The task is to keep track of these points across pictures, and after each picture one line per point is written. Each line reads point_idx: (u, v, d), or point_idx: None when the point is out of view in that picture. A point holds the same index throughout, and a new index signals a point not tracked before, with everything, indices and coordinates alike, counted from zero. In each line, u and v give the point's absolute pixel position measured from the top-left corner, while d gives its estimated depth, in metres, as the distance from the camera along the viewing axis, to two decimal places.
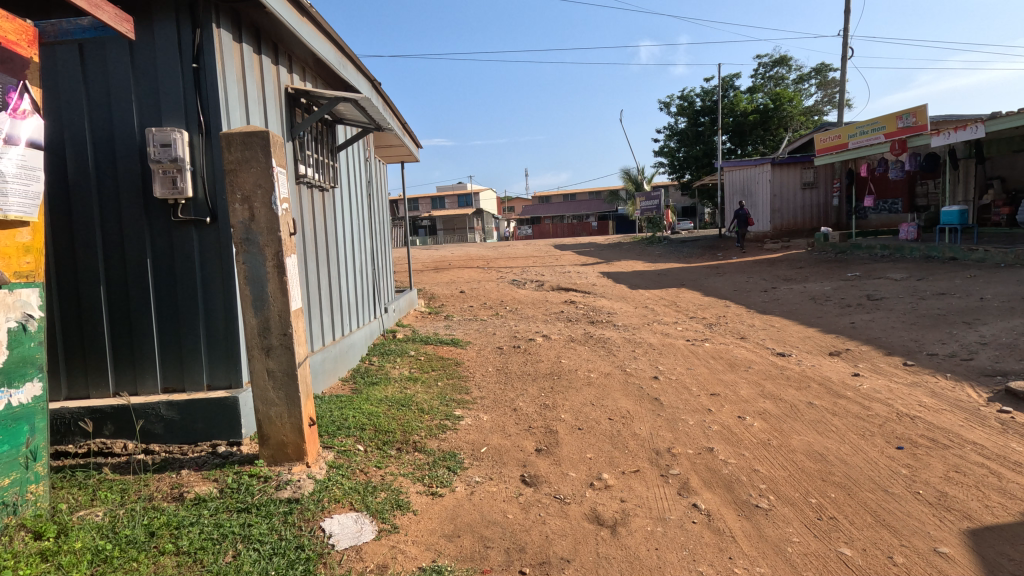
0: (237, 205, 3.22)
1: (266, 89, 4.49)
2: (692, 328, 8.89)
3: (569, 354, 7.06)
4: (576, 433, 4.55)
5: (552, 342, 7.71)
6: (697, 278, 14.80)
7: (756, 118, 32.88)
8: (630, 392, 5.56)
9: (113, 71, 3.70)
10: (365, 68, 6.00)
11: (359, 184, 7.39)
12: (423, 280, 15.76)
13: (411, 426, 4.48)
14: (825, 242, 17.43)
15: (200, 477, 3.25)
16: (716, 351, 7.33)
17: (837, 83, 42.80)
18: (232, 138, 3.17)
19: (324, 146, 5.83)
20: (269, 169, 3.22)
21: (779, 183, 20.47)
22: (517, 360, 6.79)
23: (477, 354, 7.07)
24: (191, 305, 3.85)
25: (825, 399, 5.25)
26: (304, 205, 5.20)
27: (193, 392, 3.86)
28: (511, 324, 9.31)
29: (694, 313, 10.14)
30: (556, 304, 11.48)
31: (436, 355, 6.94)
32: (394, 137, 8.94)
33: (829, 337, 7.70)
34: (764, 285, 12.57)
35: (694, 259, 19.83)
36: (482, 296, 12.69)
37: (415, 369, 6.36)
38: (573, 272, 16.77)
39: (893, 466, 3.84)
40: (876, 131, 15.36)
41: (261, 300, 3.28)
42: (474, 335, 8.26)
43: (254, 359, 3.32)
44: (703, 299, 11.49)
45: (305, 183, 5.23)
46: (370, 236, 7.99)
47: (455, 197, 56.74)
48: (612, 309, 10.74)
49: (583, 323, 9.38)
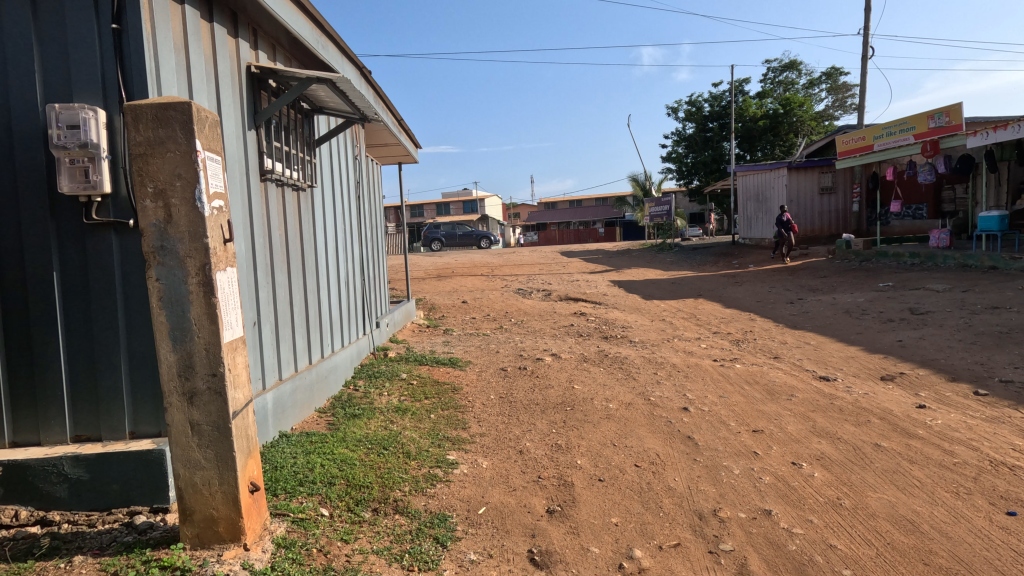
0: (147, 202, 2.39)
1: (218, 65, 3.70)
2: (717, 345, 8.01)
3: (583, 378, 6.18)
4: (596, 488, 3.69)
5: (563, 362, 6.84)
6: (715, 288, 13.89)
7: (766, 124, 32.02)
8: (657, 429, 4.69)
9: (11, 34, 2.91)
10: (348, 49, 5.22)
11: (348, 185, 6.61)
12: (423, 289, 14.93)
13: (393, 478, 3.62)
14: (847, 250, 16.54)
15: (96, 570, 2.41)
16: (749, 374, 6.45)
17: (848, 89, 42.01)
18: (140, 113, 2.35)
19: (300, 138, 5.04)
20: (190, 154, 2.40)
21: (796, 188, 19.58)
22: (521, 385, 5.93)
23: (478, 377, 6.21)
24: (110, 329, 3.03)
25: (895, 441, 4.36)
26: (270, 207, 4.40)
27: (110, 442, 3.03)
28: (517, 340, 8.45)
29: (717, 328, 9.24)
30: (565, 316, 10.63)
31: (432, 379, 6.09)
32: (389, 133, 8.16)
33: (877, 357, 6.81)
34: (789, 296, 11.67)
35: (709, 267, 18.92)
36: (485, 307, 11.85)
37: (406, 397, 5.50)
38: (582, 280, 15.89)
39: (1013, 544, 2.96)
40: (904, 132, 14.47)
41: (181, 329, 2.45)
42: (475, 353, 7.41)
43: (172, 409, 2.48)
44: (724, 311, 10.59)
45: (272, 180, 4.44)
46: (361, 244, 7.19)
47: (460, 203, 56.04)
48: (626, 322, 9.85)
49: (596, 339, 8.52)
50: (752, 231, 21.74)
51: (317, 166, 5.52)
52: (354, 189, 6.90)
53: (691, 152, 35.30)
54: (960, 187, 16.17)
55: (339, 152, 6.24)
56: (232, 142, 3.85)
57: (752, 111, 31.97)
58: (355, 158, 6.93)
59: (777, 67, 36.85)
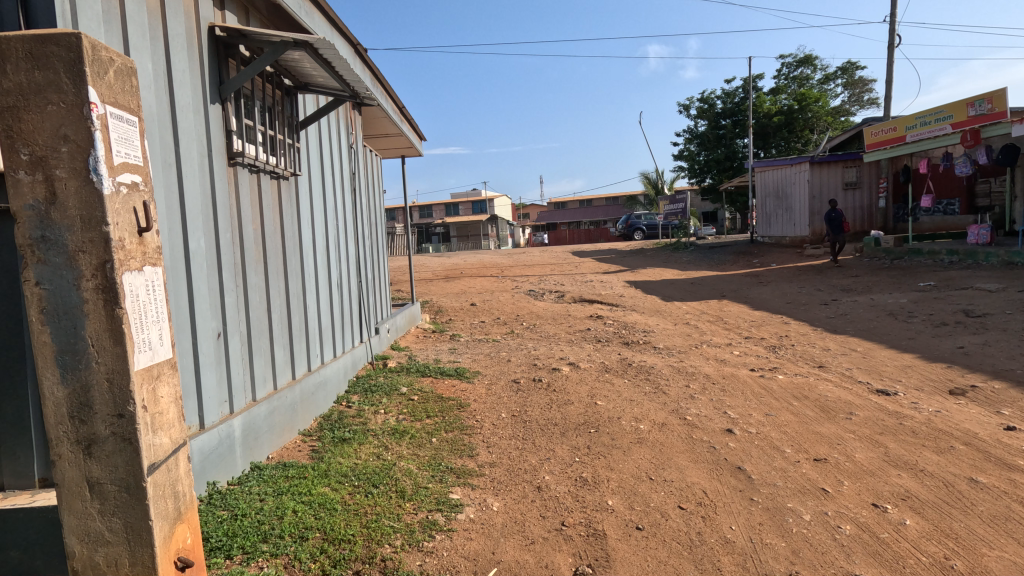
0: (20, 173, 1.71)
1: (168, 19, 3.04)
2: (751, 353, 7.24)
3: (606, 392, 5.44)
4: (633, 541, 2.95)
5: (582, 373, 6.10)
6: (738, 288, 13.07)
7: (781, 120, 31.04)
8: (700, 458, 3.96)
9: None
10: (337, 16, 4.53)
11: (342, 177, 5.93)
12: (430, 291, 14.25)
13: (383, 527, 2.92)
14: (876, 246, 15.62)
15: None
16: (795, 387, 5.67)
17: (864, 84, 40.88)
18: (9, 48, 1.68)
19: (281, 119, 4.36)
20: (81, 109, 1.71)
21: (819, 184, 18.70)
22: (537, 402, 5.19)
23: (487, 392, 5.47)
24: (13, 348, 2.35)
25: (994, 475, 3.58)
26: (241, 196, 3.74)
27: (12, 494, 2.35)
28: (530, 347, 7.73)
29: (748, 332, 8.47)
30: (581, 320, 9.89)
31: (435, 393, 5.37)
32: (388, 122, 7.48)
33: (939, 367, 6.01)
34: (822, 297, 10.83)
35: (728, 267, 18.07)
36: (495, 310, 11.12)
37: (404, 417, 4.79)
38: (596, 281, 15.12)
39: None
40: (940, 121, 13.60)
41: (73, 352, 1.76)
42: (485, 362, 6.69)
43: (62, 461, 1.80)
44: (753, 314, 9.78)
45: (243, 165, 3.77)
46: (359, 242, 6.51)
47: (469, 203, 55.33)
48: (647, 326, 9.09)
49: (616, 346, 7.78)
50: (771, 229, 20.83)
51: (303, 152, 4.83)
52: (350, 181, 6.21)
53: (704, 149, 34.28)
54: (995, 182, 15.11)
55: (332, 139, 5.56)
56: (188, 116, 3.18)
57: (767, 107, 30.98)
58: (351, 148, 6.25)
59: (792, 62, 35.78)
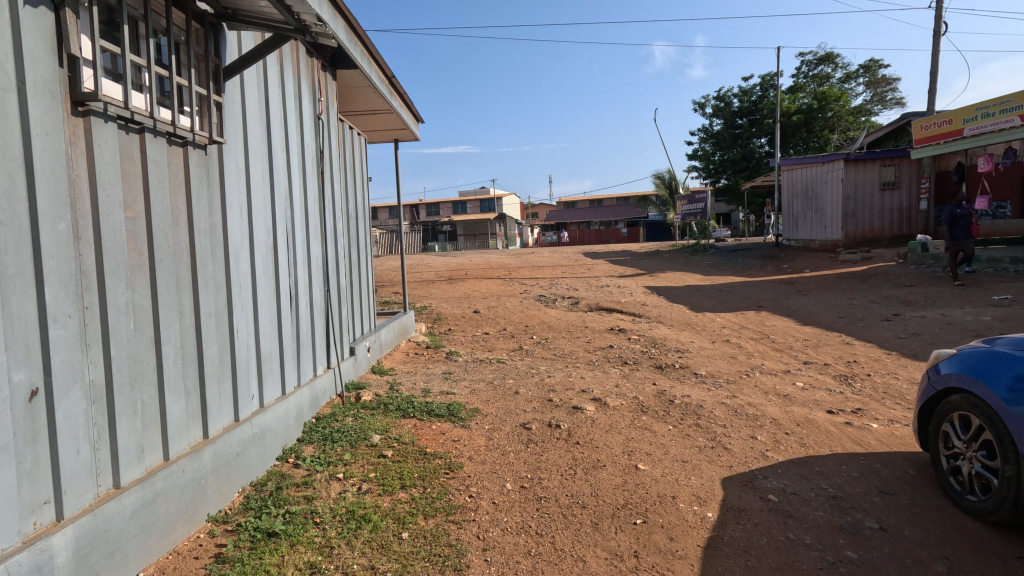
0: None
1: None
2: (820, 385, 5.78)
3: (648, 448, 4.00)
4: None
5: (611, 416, 4.66)
6: (776, 298, 11.58)
7: (801, 119, 29.25)
8: None
9: None
10: None
11: (303, 153, 4.53)
12: (429, 294, 12.89)
13: None
14: (921, 253, 13.97)
15: None
16: (902, 442, 4.22)
17: (887, 82, 39.05)
18: None
19: (188, 58, 2.96)
20: None
21: (855, 183, 17.16)
22: (555, 463, 3.76)
23: (488, 445, 4.07)
24: None
25: None
26: (101, 164, 2.37)
27: None
28: (542, 371, 6.30)
29: (806, 355, 7.01)
30: (601, 335, 8.46)
31: (416, 447, 3.97)
32: (372, 93, 6.07)
33: None
34: (880, 311, 9.34)
35: (756, 272, 16.54)
36: (501, 319, 9.70)
37: (369, 488, 3.39)
38: (613, 286, 13.67)
39: None
40: (1005, 112, 12.06)
41: None
42: (486, 395, 5.24)
43: None
44: (804, 332, 8.29)
45: (101, 118, 2.38)
46: (330, 242, 5.10)
47: (476, 202, 53.90)
48: (681, 345, 7.66)
49: (648, 372, 6.35)
50: (799, 232, 19.30)
51: (235, 113, 3.46)
52: (316, 161, 4.84)
53: (719, 149, 32.67)
54: None
55: (283, 103, 4.16)
56: None
57: (786, 106, 29.32)
58: (318, 120, 4.87)
59: (812, 59, 34.02)
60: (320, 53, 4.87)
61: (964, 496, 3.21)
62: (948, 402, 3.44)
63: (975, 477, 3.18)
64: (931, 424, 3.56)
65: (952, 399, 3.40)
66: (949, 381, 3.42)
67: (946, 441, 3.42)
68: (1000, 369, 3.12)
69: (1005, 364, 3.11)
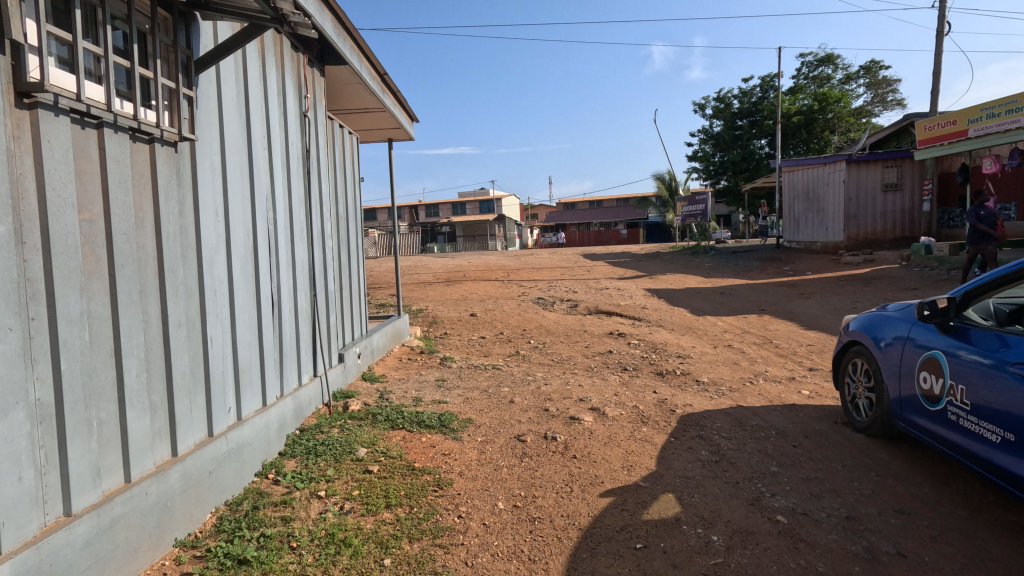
0: None
1: None
2: (827, 393, 5.58)
3: (649, 463, 3.79)
4: None
5: (610, 427, 4.45)
6: (777, 301, 11.38)
7: (801, 120, 29.10)
8: None
9: None
10: None
11: (288, 152, 4.33)
12: (425, 297, 12.67)
13: None
14: (927, 255, 13.74)
15: None
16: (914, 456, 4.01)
17: (887, 83, 38.89)
18: None
19: (153, 47, 2.76)
20: None
21: (857, 184, 16.97)
22: (551, 479, 3.55)
23: (480, 459, 3.85)
24: None
25: None
26: (50, 161, 2.16)
27: None
28: (538, 378, 6.09)
29: (810, 361, 6.80)
30: (600, 340, 8.25)
31: (404, 461, 3.75)
32: (363, 90, 5.86)
33: None
34: None
35: (758, 275, 16.33)
36: (498, 323, 9.49)
37: (352, 508, 3.18)
38: (613, 289, 13.46)
39: None
40: (1010, 112, 11.87)
41: None
42: (479, 404, 5.03)
43: None
44: (808, 336, 8.09)
45: (50, 110, 2.17)
46: (317, 244, 4.89)
47: (475, 203, 53.67)
48: (682, 350, 7.45)
49: (649, 379, 6.14)
50: (800, 233, 19.11)
51: (209, 108, 3.25)
52: (302, 161, 4.64)
53: (719, 150, 32.48)
54: None
55: (265, 99, 3.96)
56: None
57: (786, 107, 29.14)
58: (304, 117, 4.67)
59: (812, 61, 33.89)
60: (306, 48, 4.67)
61: (859, 421, 4.24)
62: (853, 352, 4.35)
63: (867, 407, 4.16)
64: (841, 369, 4.53)
65: (853, 351, 4.33)
66: (851, 336, 4.33)
67: (849, 382, 4.38)
68: (879, 325, 4.05)
69: (882, 321, 4.05)
